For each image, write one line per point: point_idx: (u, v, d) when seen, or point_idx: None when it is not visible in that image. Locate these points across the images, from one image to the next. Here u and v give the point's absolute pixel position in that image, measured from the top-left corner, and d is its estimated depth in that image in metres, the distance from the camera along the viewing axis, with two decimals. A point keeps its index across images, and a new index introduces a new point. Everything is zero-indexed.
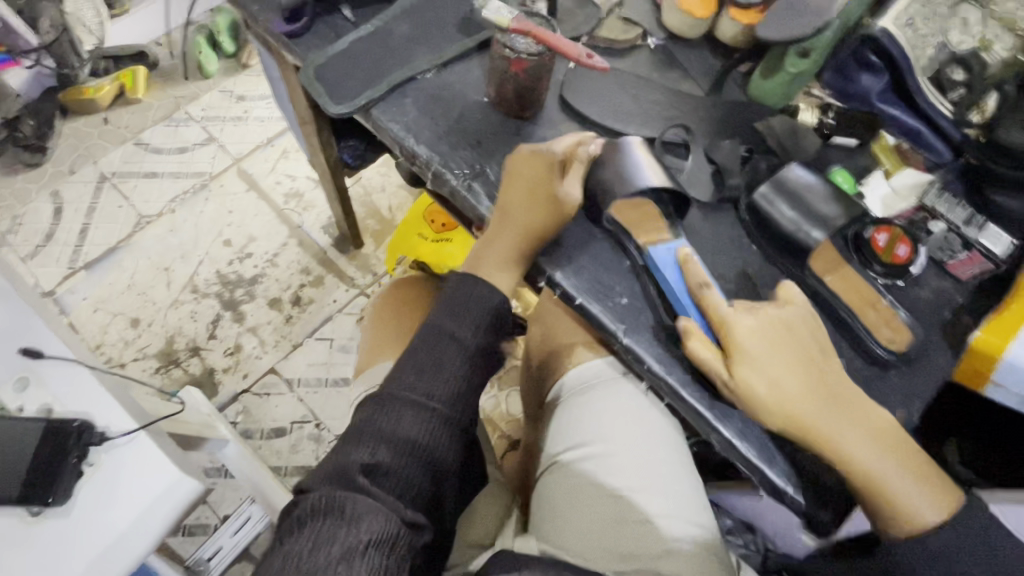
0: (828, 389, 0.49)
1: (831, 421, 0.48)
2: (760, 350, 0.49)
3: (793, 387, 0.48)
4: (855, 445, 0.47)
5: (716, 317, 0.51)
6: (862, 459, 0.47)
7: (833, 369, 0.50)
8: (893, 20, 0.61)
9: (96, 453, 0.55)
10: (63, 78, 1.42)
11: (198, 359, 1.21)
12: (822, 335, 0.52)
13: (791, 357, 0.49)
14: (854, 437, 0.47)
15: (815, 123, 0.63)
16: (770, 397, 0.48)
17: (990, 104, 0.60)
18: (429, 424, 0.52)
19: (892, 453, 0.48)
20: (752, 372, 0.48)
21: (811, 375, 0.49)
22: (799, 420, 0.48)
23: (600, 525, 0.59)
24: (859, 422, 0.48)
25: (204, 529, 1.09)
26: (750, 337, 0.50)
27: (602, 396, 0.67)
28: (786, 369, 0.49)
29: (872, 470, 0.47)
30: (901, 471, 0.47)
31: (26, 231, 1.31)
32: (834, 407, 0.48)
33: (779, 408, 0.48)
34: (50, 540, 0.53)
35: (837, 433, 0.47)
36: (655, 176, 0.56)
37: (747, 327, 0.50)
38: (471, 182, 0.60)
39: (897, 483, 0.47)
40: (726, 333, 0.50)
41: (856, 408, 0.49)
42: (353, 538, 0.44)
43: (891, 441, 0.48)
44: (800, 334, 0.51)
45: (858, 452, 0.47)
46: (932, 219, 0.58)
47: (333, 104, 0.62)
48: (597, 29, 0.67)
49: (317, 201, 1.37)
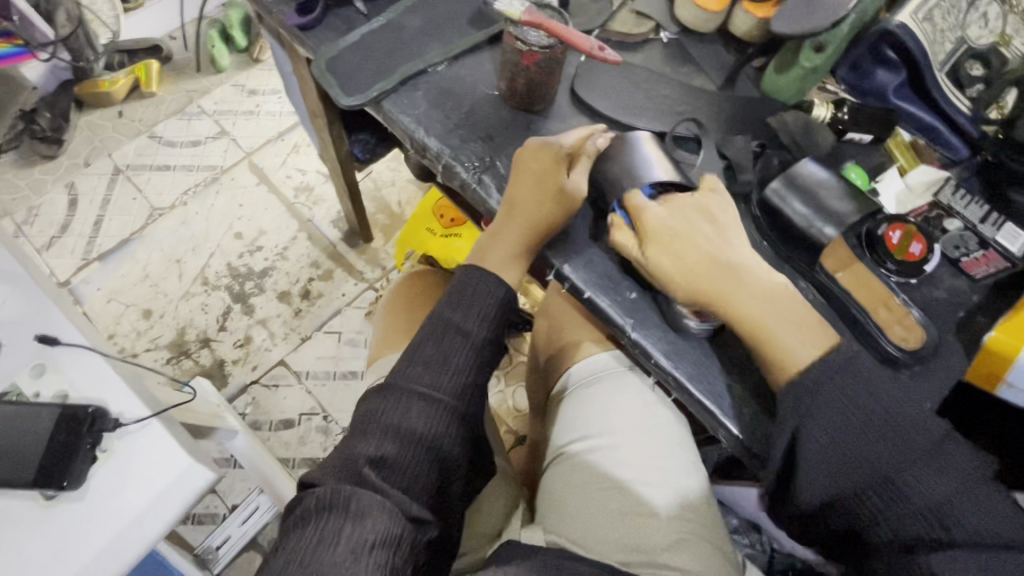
0: (722, 257, 0.52)
1: (728, 287, 0.50)
2: (663, 226, 0.53)
3: (692, 256, 0.51)
4: (746, 302, 0.50)
5: (629, 202, 0.54)
6: (750, 315, 0.50)
7: (732, 240, 0.53)
8: (911, 13, 0.59)
9: (109, 439, 0.56)
10: (79, 71, 1.43)
11: (208, 350, 1.22)
12: (730, 214, 0.54)
13: (690, 231, 0.52)
14: (746, 296, 0.50)
15: (828, 118, 0.62)
16: (668, 264, 0.51)
17: (1009, 100, 0.59)
18: (435, 417, 0.52)
19: (784, 316, 0.50)
20: (655, 246, 0.52)
21: (707, 244, 0.52)
22: (697, 285, 0.51)
23: (605, 517, 0.59)
24: (752, 286, 0.51)
25: (212, 518, 1.10)
26: (656, 218, 0.53)
27: (610, 389, 0.67)
28: (684, 241, 0.52)
29: (764, 328, 0.49)
30: (789, 329, 0.49)
31: (42, 222, 1.33)
32: (729, 275, 0.51)
33: (675, 272, 0.51)
34: (64, 524, 0.54)
35: (731, 294, 0.50)
36: (664, 171, 0.55)
37: (654, 211, 0.53)
38: (481, 176, 0.60)
39: (784, 338, 0.49)
40: (636, 214, 0.53)
41: (747, 271, 0.51)
42: (358, 535, 0.44)
43: (782, 304, 0.50)
44: (707, 216, 0.54)
45: (748, 309, 0.50)
46: (947, 217, 0.57)
47: (344, 96, 0.62)
48: (610, 23, 0.67)
49: (327, 195, 1.38)
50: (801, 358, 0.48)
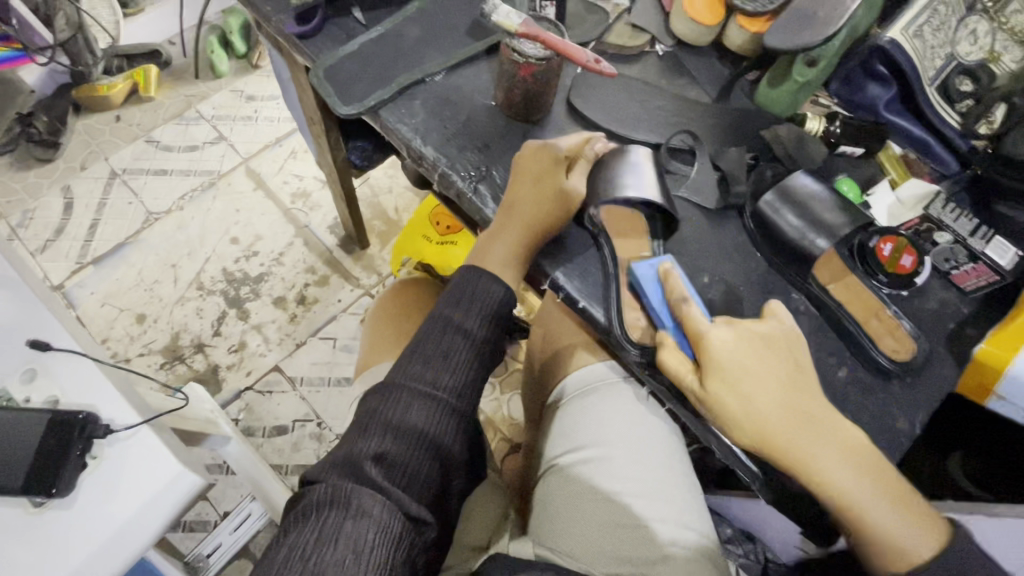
0: (800, 408, 0.47)
1: (818, 450, 0.46)
2: (737, 365, 0.48)
3: (769, 407, 0.47)
4: (825, 461, 0.45)
5: (688, 325, 0.50)
6: (835, 479, 0.45)
7: (806, 381, 0.49)
8: (902, 29, 0.60)
9: (99, 446, 0.55)
10: (77, 75, 1.43)
11: (202, 356, 1.22)
12: (800, 349, 0.51)
13: (763, 369, 0.48)
14: (829, 459, 0.45)
15: (821, 131, 0.62)
16: (739, 412, 0.47)
17: (998, 116, 0.60)
18: (436, 415, 0.53)
19: (862, 475, 0.45)
20: (724, 388, 0.47)
21: (784, 392, 0.47)
22: (778, 449, 0.46)
23: (599, 529, 0.59)
24: (834, 444, 0.46)
25: (203, 525, 1.10)
26: (728, 354, 0.48)
27: (605, 400, 0.67)
28: (757, 385, 0.47)
29: (849, 493, 0.45)
30: (874, 494, 0.45)
31: (37, 225, 1.32)
32: (808, 426, 0.47)
33: (747, 424, 0.46)
34: (53, 530, 0.53)
35: (804, 452, 0.46)
36: (650, 190, 0.56)
37: (724, 341, 0.49)
38: (477, 185, 0.60)
39: (884, 521, 0.44)
40: (701, 345, 0.49)
41: (829, 424, 0.47)
42: (357, 533, 0.44)
43: (875, 472, 0.46)
44: (778, 353, 0.49)
45: (830, 470, 0.45)
46: (937, 230, 0.58)
47: (342, 105, 0.62)
48: (606, 35, 0.68)
49: (324, 201, 1.38)
50: (899, 532, 0.44)
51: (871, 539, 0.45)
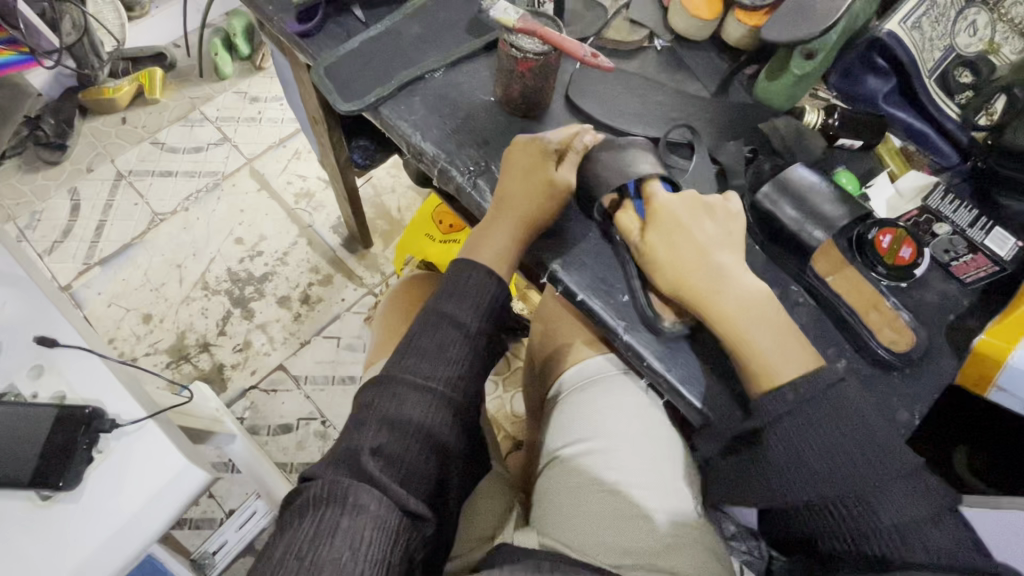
0: (716, 260, 0.53)
1: (722, 291, 0.52)
2: (671, 219, 0.54)
3: (687, 253, 0.53)
4: (732, 308, 0.51)
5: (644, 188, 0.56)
6: (737, 323, 0.51)
7: (732, 243, 0.54)
8: (901, 21, 0.60)
9: (105, 440, 0.56)
10: (83, 78, 1.45)
11: (207, 355, 1.23)
12: (738, 222, 0.56)
13: (694, 225, 0.54)
14: (739, 307, 0.51)
15: (819, 124, 0.62)
16: (667, 257, 0.53)
17: (999, 106, 0.60)
18: (434, 409, 0.53)
19: (765, 324, 0.51)
20: (659, 238, 0.54)
21: (706, 246, 0.53)
22: (685, 285, 0.52)
23: (599, 520, 0.59)
24: (748, 299, 0.52)
25: (209, 523, 1.11)
26: (667, 210, 0.55)
27: (604, 392, 0.67)
28: (690, 238, 0.54)
29: (746, 335, 0.51)
30: (773, 343, 0.51)
31: (45, 227, 1.34)
32: (728, 281, 0.52)
33: (672, 267, 0.53)
34: (60, 524, 0.54)
35: (715, 298, 0.52)
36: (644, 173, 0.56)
37: (668, 201, 0.55)
38: (476, 180, 0.61)
39: (763, 350, 0.50)
40: (650, 203, 0.56)
41: (741, 278, 0.53)
42: (355, 530, 0.45)
43: (769, 320, 0.51)
44: (716, 220, 0.55)
45: (736, 316, 0.51)
46: (936, 222, 0.58)
47: (343, 102, 0.63)
48: (604, 31, 0.68)
49: (327, 201, 1.39)
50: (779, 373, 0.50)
51: (754, 376, 0.51)
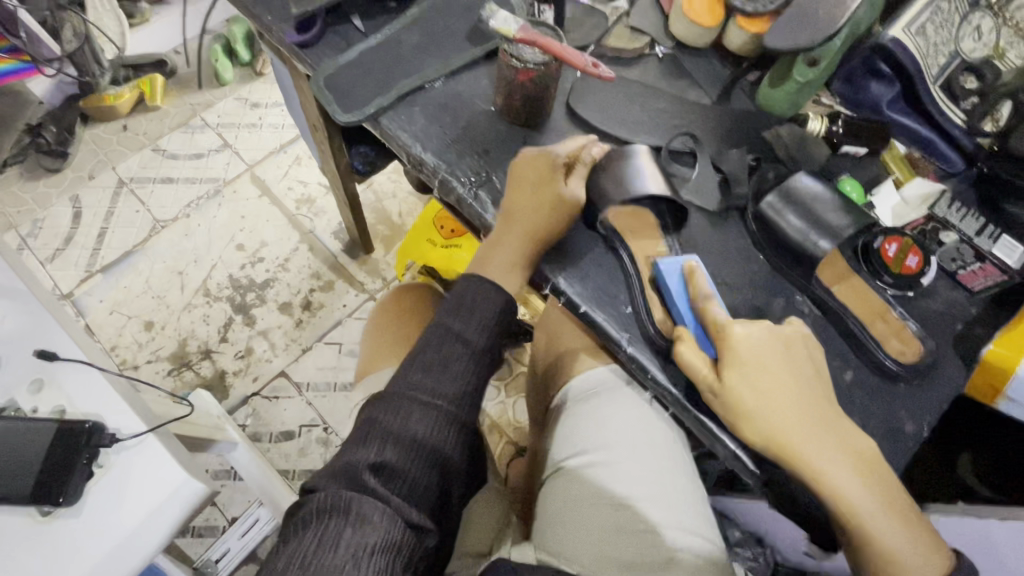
0: (817, 421, 0.48)
1: (830, 457, 0.46)
2: (759, 365, 0.49)
3: (784, 408, 0.47)
4: (833, 469, 0.46)
5: (710, 321, 0.51)
6: (842, 486, 0.46)
7: (825, 396, 0.49)
8: (904, 27, 0.60)
9: (105, 454, 0.56)
10: (84, 86, 1.45)
11: (209, 362, 1.23)
12: (821, 361, 0.51)
13: (784, 374, 0.49)
14: (842, 470, 0.46)
15: (823, 131, 0.62)
16: (755, 410, 0.47)
17: (1003, 113, 0.60)
18: (437, 424, 0.53)
19: (881, 495, 0.46)
20: (743, 387, 0.48)
21: (801, 402, 0.48)
22: (791, 454, 0.47)
23: (600, 532, 0.59)
24: (847, 454, 0.47)
25: (212, 531, 1.10)
26: (750, 354, 0.49)
27: (609, 404, 0.67)
28: (776, 385, 0.48)
29: (854, 501, 0.46)
30: (880, 505, 0.46)
31: (47, 235, 1.34)
32: (821, 433, 0.47)
33: (763, 424, 0.47)
34: (60, 538, 0.54)
35: (813, 456, 0.46)
36: (655, 185, 0.57)
37: (748, 340, 0.50)
38: (477, 190, 0.60)
39: (886, 534, 0.45)
40: (724, 342, 0.50)
41: (844, 437, 0.48)
42: (359, 540, 0.44)
43: (886, 490, 0.46)
44: (803, 364, 0.50)
45: (839, 477, 0.46)
46: (943, 230, 0.58)
47: (342, 113, 0.63)
48: (605, 38, 0.68)
49: (328, 207, 1.38)
50: (892, 540, 0.45)
51: (865, 544, 0.46)
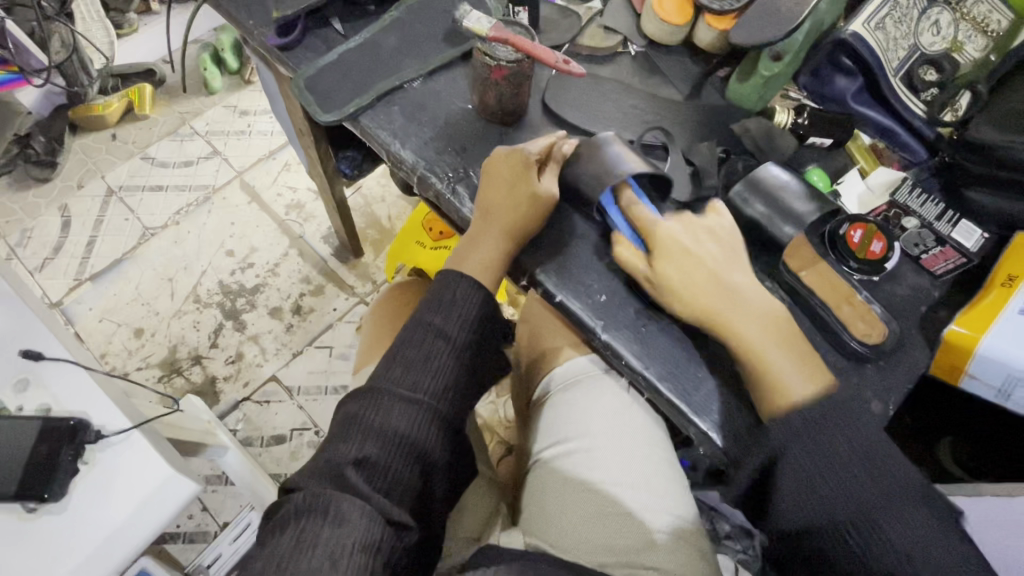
0: (724, 280, 0.54)
1: (732, 310, 0.52)
2: (672, 241, 0.55)
3: (696, 276, 0.53)
4: (743, 324, 0.52)
5: (634, 214, 0.57)
6: (746, 334, 0.51)
7: (734, 262, 0.55)
8: (864, 22, 0.62)
9: (91, 452, 0.56)
10: (72, 96, 1.46)
11: (200, 367, 1.23)
12: (733, 237, 0.56)
13: (695, 249, 0.54)
14: (743, 320, 0.52)
15: (789, 123, 0.64)
16: (673, 279, 0.53)
17: (961, 103, 0.63)
18: (417, 419, 0.54)
19: (776, 337, 0.52)
20: (666, 265, 0.54)
21: (712, 267, 0.54)
22: (700, 310, 0.52)
23: (578, 518, 0.60)
24: (754, 314, 0.53)
25: (203, 536, 1.10)
26: (666, 234, 0.55)
27: (586, 392, 0.68)
28: (691, 259, 0.54)
29: (759, 352, 0.51)
30: (786, 358, 0.51)
31: (36, 244, 1.35)
32: (732, 297, 0.53)
33: (681, 290, 0.53)
34: (47, 535, 0.54)
35: (720, 312, 0.52)
36: (634, 163, 0.56)
37: (663, 223, 0.56)
38: (455, 186, 0.62)
39: (781, 370, 0.50)
40: (647, 229, 0.56)
41: (748, 293, 0.53)
42: (336, 541, 0.45)
43: (780, 332, 0.52)
44: (713, 238, 0.56)
45: (746, 331, 0.51)
46: (904, 215, 0.60)
47: (322, 113, 0.64)
48: (579, 38, 0.70)
49: (318, 212, 1.39)
50: (795, 387, 0.50)
51: (767, 392, 0.50)
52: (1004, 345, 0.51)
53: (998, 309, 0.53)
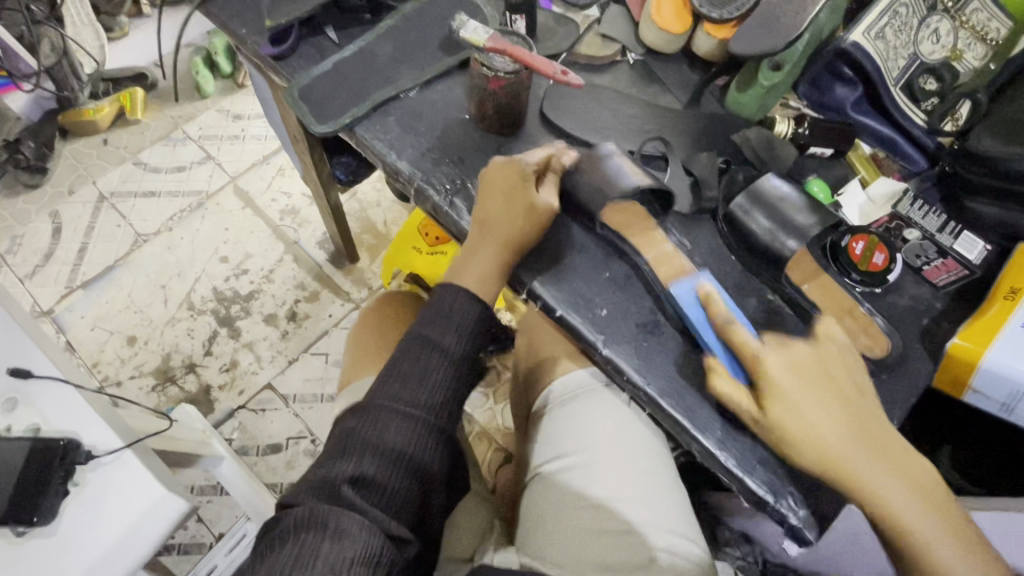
0: (864, 437, 0.48)
1: (879, 476, 0.47)
2: (793, 388, 0.48)
3: (828, 431, 0.47)
4: (881, 480, 0.47)
5: (742, 348, 0.50)
6: (898, 508, 0.46)
7: (867, 409, 0.49)
8: (864, 31, 0.61)
9: (81, 472, 0.55)
10: (62, 101, 1.44)
11: (194, 375, 1.22)
12: (858, 373, 0.51)
13: (823, 397, 0.48)
14: (891, 486, 0.47)
15: (790, 134, 0.64)
16: (804, 435, 0.47)
17: (962, 112, 0.62)
18: (414, 435, 0.53)
19: (925, 501, 0.47)
20: (792, 417, 0.48)
21: (847, 422, 0.48)
22: (841, 474, 0.47)
23: (578, 534, 0.59)
24: (887, 463, 0.48)
25: (199, 548, 1.09)
26: (786, 380, 0.49)
27: (585, 406, 0.67)
28: (823, 410, 0.48)
29: (911, 525, 0.46)
30: (928, 515, 0.47)
31: (26, 251, 1.33)
32: (862, 441, 0.48)
33: (809, 445, 0.47)
34: (37, 558, 0.53)
35: (867, 480, 0.47)
36: (638, 178, 0.56)
37: (781, 363, 0.49)
38: (453, 198, 0.61)
39: (937, 547, 0.46)
40: (756, 366, 0.50)
41: (888, 447, 0.48)
42: (336, 555, 0.44)
43: (928, 495, 0.47)
44: (837, 379, 0.50)
45: (894, 500, 0.46)
46: (907, 227, 0.60)
47: (317, 123, 0.63)
48: (577, 46, 0.69)
49: (313, 217, 1.38)
50: (943, 550, 0.46)
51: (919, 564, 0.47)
52: (1008, 359, 0.50)
53: (1002, 323, 0.52)
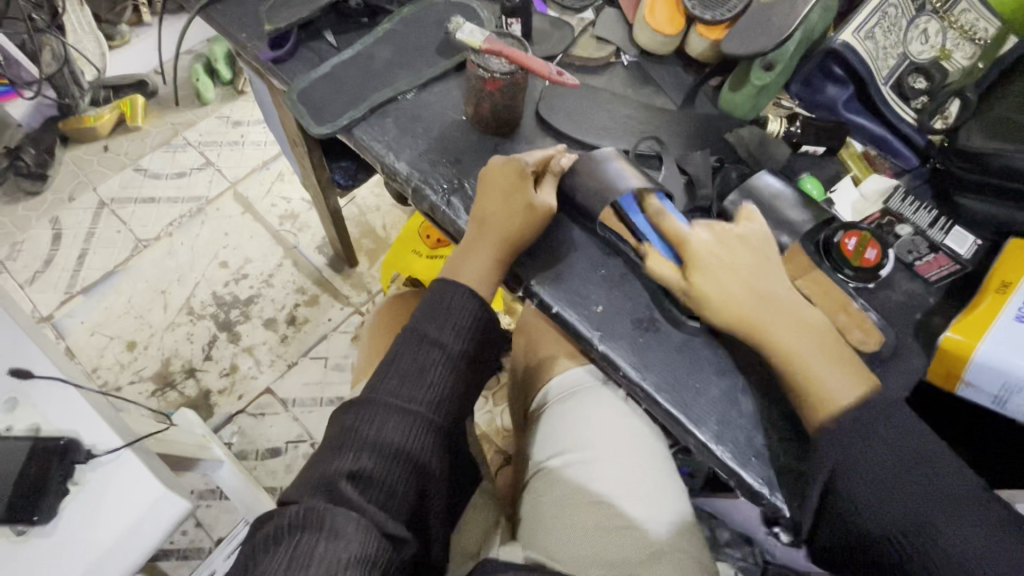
0: (766, 291, 0.52)
1: (779, 326, 0.51)
2: (709, 255, 0.53)
3: (738, 293, 0.51)
4: (783, 333, 0.50)
5: (668, 229, 0.54)
6: (793, 348, 0.50)
7: (772, 268, 0.53)
8: (853, 32, 0.63)
9: (81, 472, 0.55)
10: (64, 108, 1.45)
11: (194, 380, 1.22)
12: (772, 248, 0.54)
13: (733, 259, 0.53)
14: (788, 333, 0.50)
15: (782, 133, 0.64)
16: (713, 292, 0.51)
17: (952, 110, 0.63)
18: (414, 431, 0.53)
19: (823, 349, 0.50)
20: (702, 278, 0.52)
21: (753, 279, 0.52)
22: (738, 320, 0.51)
23: (578, 530, 0.59)
24: (793, 320, 0.51)
25: (198, 553, 1.09)
26: (701, 246, 0.53)
27: (584, 402, 0.68)
28: (729, 271, 0.52)
29: (803, 365, 0.50)
30: (825, 363, 0.50)
31: (26, 257, 1.33)
32: (768, 300, 0.51)
33: (718, 303, 0.51)
34: (37, 558, 0.53)
35: (768, 327, 0.50)
36: (635, 179, 0.56)
37: (700, 237, 0.53)
38: (450, 198, 0.62)
39: (824, 380, 0.49)
40: (680, 245, 0.54)
41: (788, 305, 0.52)
42: (332, 553, 0.44)
43: (825, 342, 0.51)
44: (749, 246, 0.54)
45: (790, 343, 0.50)
46: (898, 223, 0.59)
47: (315, 125, 0.64)
48: (571, 49, 0.70)
49: (312, 222, 1.39)
50: (839, 394, 0.49)
51: (812, 400, 0.50)
52: (1001, 353, 0.50)
53: (995, 315, 0.52)
